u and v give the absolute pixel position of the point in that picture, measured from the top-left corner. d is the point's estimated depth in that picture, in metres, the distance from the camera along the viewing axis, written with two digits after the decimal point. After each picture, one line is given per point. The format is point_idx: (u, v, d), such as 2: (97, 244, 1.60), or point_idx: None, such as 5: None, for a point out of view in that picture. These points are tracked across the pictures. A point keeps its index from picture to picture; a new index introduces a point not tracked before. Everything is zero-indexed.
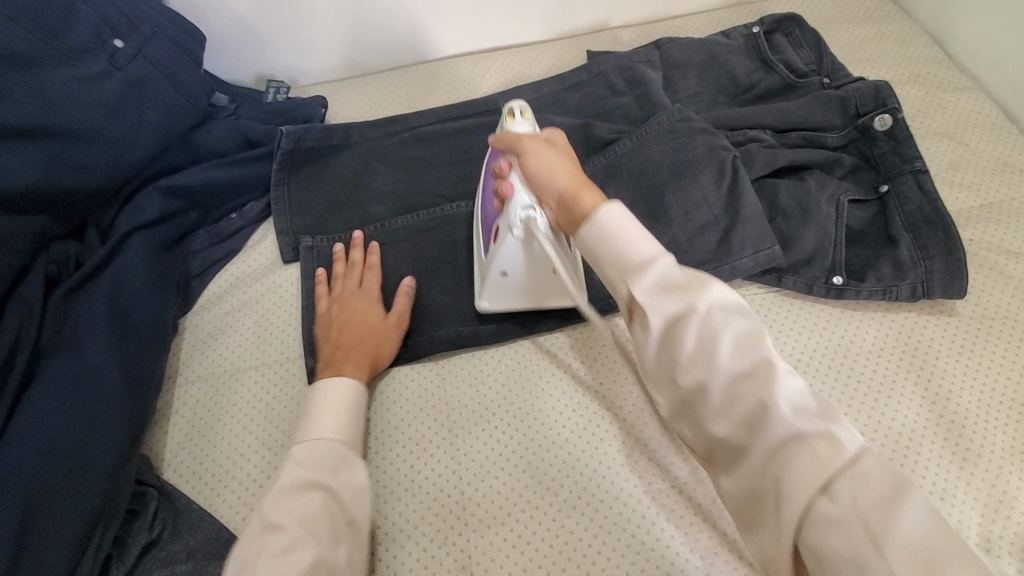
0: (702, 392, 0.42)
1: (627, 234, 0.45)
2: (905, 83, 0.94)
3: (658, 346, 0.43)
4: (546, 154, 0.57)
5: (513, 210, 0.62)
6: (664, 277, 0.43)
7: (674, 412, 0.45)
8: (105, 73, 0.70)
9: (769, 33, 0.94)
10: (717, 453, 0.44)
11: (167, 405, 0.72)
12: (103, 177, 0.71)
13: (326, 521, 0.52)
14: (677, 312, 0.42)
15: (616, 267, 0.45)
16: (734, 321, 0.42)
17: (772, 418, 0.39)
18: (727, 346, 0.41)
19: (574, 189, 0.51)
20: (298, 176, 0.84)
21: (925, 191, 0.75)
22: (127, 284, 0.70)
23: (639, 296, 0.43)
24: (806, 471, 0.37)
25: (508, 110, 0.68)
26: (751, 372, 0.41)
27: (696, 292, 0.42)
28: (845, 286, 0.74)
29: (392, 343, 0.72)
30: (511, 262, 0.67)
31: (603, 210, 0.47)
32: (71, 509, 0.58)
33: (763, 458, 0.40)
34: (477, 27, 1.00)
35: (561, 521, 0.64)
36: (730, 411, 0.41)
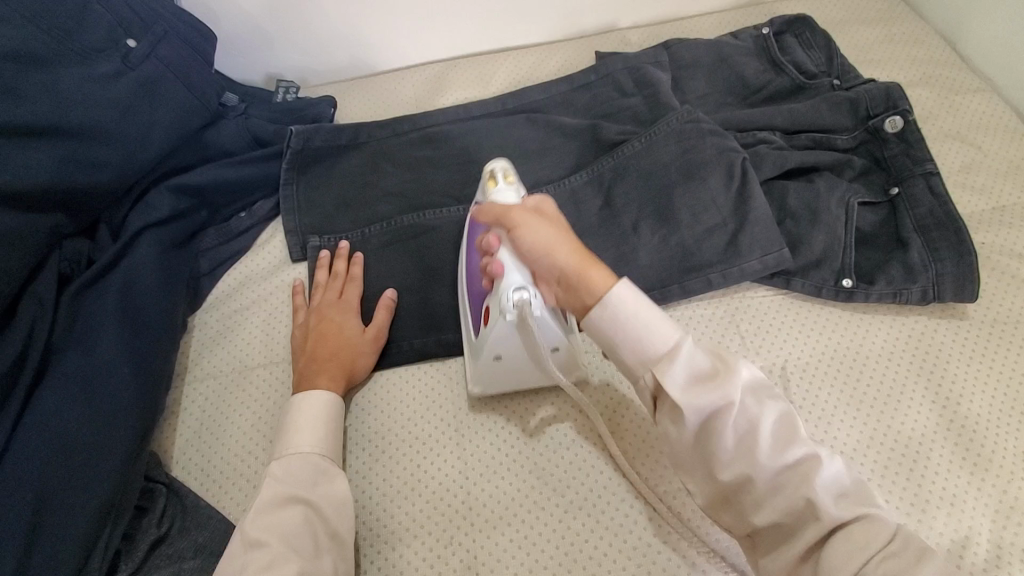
0: (746, 484, 0.47)
1: (648, 322, 0.50)
2: (917, 85, 0.94)
3: (696, 439, 0.48)
4: (539, 228, 0.56)
5: (503, 292, 0.58)
6: (693, 367, 0.48)
7: (714, 502, 0.51)
8: (118, 72, 0.71)
9: (779, 34, 0.94)
10: (761, 535, 0.49)
11: (176, 402, 0.73)
12: (116, 176, 0.71)
13: (306, 536, 0.55)
14: (712, 407, 0.47)
15: (642, 359, 0.50)
16: (767, 408, 0.47)
17: (814, 507, 0.45)
18: (766, 439, 0.46)
19: (575, 266, 0.54)
20: (307, 176, 0.84)
21: (936, 194, 0.75)
22: (138, 282, 0.70)
23: (677, 393, 0.47)
24: (847, 553, 0.44)
25: (489, 173, 0.65)
26: (792, 465, 0.46)
27: (729, 382, 0.47)
28: (855, 289, 0.73)
29: (368, 358, 0.71)
30: (505, 347, 0.62)
31: (613, 291, 0.51)
32: (81, 504, 0.58)
33: (807, 544, 0.46)
34: (486, 29, 1.00)
35: (567, 522, 0.64)
36: (772, 504, 0.47)
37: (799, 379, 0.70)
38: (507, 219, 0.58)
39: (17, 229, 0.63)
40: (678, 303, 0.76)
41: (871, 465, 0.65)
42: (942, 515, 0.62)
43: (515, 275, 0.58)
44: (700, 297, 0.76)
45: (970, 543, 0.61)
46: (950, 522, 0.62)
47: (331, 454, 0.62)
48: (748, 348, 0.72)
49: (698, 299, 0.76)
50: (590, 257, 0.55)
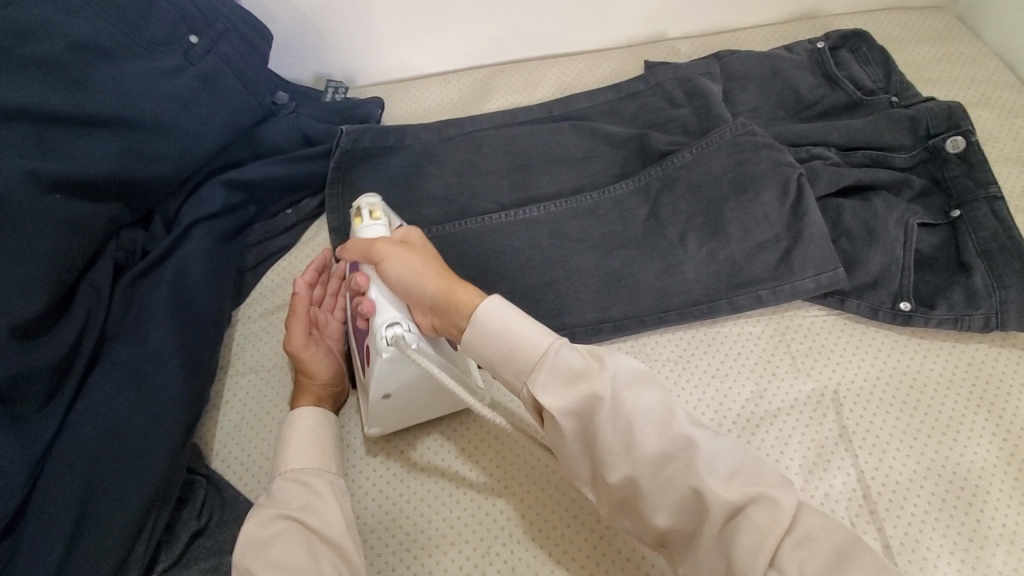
0: (634, 485, 0.49)
1: (520, 330, 0.53)
2: (976, 106, 0.91)
3: (582, 442, 0.51)
4: (404, 257, 0.61)
5: (378, 329, 0.61)
6: (564, 367, 0.51)
7: (619, 511, 0.52)
8: (180, 67, 0.72)
9: (835, 49, 0.92)
10: (677, 537, 0.49)
11: (218, 395, 0.73)
12: (172, 169, 0.73)
13: (296, 552, 0.54)
14: (585, 403, 0.50)
15: (518, 370, 0.53)
16: (642, 399, 0.50)
17: (705, 498, 0.47)
18: (645, 431, 0.49)
19: (443, 290, 0.58)
20: (353, 175, 0.84)
21: (1001, 218, 0.72)
22: (187, 274, 0.71)
23: (546, 397, 0.50)
24: (751, 544, 0.44)
25: (358, 209, 0.68)
26: (676, 455, 0.48)
27: (597, 379, 0.50)
28: (913, 313, 0.71)
29: (314, 357, 0.69)
30: (393, 383, 0.62)
31: (485, 304, 0.55)
32: (128, 491, 0.59)
33: (712, 535, 0.46)
34: (534, 35, 1.00)
35: (608, 540, 0.62)
36: (666, 503, 0.48)
37: (852, 405, 0.67)
38: (374, 254, 0.62)
39: (79, 218, 0.65)
40: (724, 319, 0.75)
41: (927, 498, 0.62)
42: (1003, 554, 0.59)
43: (392, 310, 0.62)
44: (748, 313, 0.75)
45: None
46: (1011, 561, 0.59)
47: (321, 466, 0.62)
48: (800, 369, 0.70)
49: (746, 315, 0.75)
50: (457, 279, 0.59)
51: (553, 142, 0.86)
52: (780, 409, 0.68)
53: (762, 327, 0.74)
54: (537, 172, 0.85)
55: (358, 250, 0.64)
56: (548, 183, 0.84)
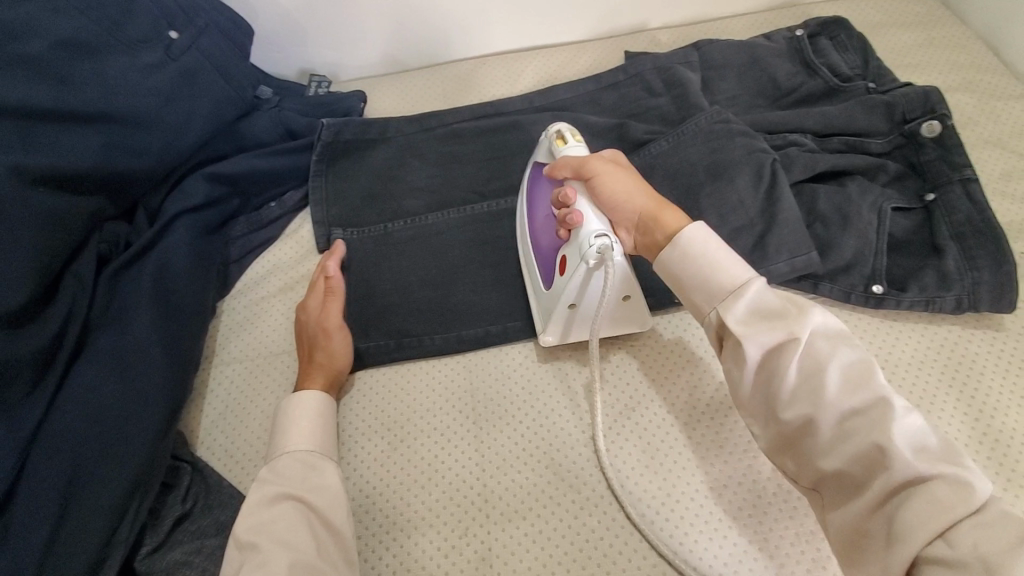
0: (808, 427, 0.49)
1: (718, 260, 0.55)
2: (956, 90, 0.91)
3: (756, 377, 0.52)
4: (618, 174, 0.64)
5: (586, 239, 0.61)
6: (761, 305, 0.52)
7: (778, 448, 0.53)
8: (161, 62, 0.74)
9: (813, 36, 0.92)
10: (827, 487, 0.49)
11: (202, 384, 0.75)
12: (154, 163, 0.74)
13: (299, 529, 0.56)
14: (774, 343, 0.50)
15: (710, 294, 0.55)
16: (839, 352, 0.49)
17: (887, 456, 0.44)
18: (834, 379, 0.48)
19: (653, 210, 0.61)
20: (336, 168, 0.86)
21: (975, 201, 0.72)
22: (171, 265, 0.72)
23: (734, 324, 0.52)
24: (923, 513, 0.42)
25: (558, 133, 0.72)
26: (863, 411, 0.47)
27: (797, 322, 0.50)
28: (885, 296, 0.72)
29: (341, 342, 0.72)
30: (581, 294, 0.65)
31: (686, 230, 0.58)
32: (113, 475, 0.61)
33: (877, 496, 0.45)
34: (517, 27, 1.01)
35: (582, 519, 0.63)
36: (838, 450, 0.47)
37: None
38: (587, 169, 0.65)
39: (62, 211, 0.66)
40: None
41: None
42: None
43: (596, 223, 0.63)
44: None
45: None
46: None
47: (323, 450, 0.63)
48: None
49: None
50: (665, 202, 0.62)
51: (533, 132, 0.87)
52: None
53: None
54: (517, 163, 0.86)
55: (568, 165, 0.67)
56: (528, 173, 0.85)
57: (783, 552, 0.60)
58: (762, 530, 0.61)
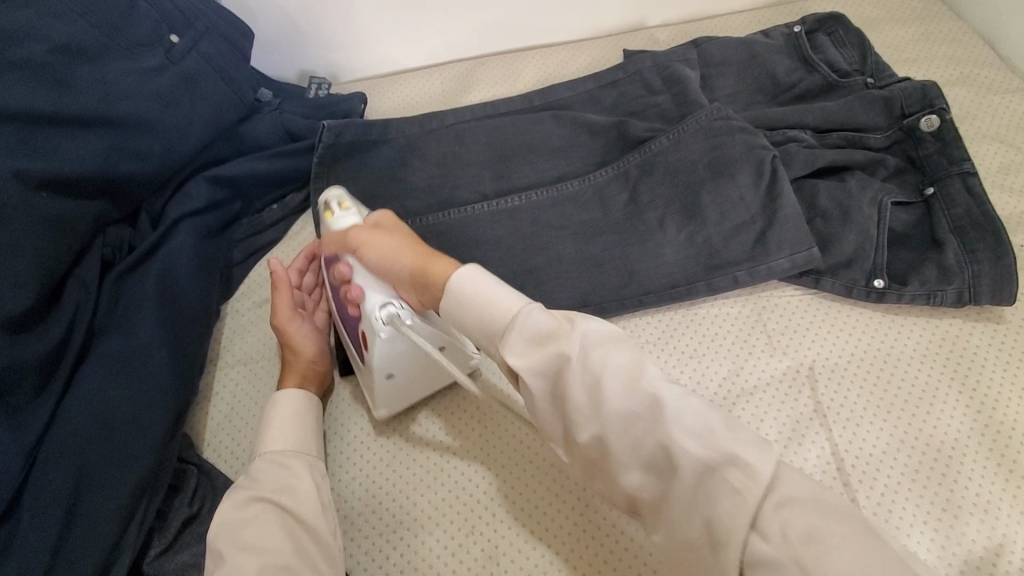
0: (603, 444, 0.48)
1: (486, 299, 0.53)
2: (954, 85, 0.92)
3: (552, 400, 0.50)
4: (377, 240, 0.62)
5: (370, 311, 0.63)
6: (533, 329, 0.50)
7: (590, 469, 0.51)
8: (162, 66, 0.74)
9: (811, 33, 0.92)
10: (644, 501, 0.48)
11: (207, 387, 0.75)
12: (156, 167, 0.74)
13: (273, 531, 0.56)
14: (556, 363, 0.49)
15: (490, 336, 0.52)
16: (611, 360, 0.48)
17: (675, 456, 0.45)
18: (612, 388, 0.47)
19: (419, 264, 0.58)
20: (337, 170, 0.86)
21: (974, 194, 0.73)
22: (173, 269, 0.72)
23: (512, 358, 0.50)
24: (727, 505, 0.42)
25: (325, 204, 0.70)
26: (646, 415, 0.46)
27: (564, 339, 0.49)
28: (887, 290, 0.72)
29: (299, 335, 0.71)
30: (395, 362, 0.65)
31: (456, 273, 0.55)
32: (120, 477, 0.61)
33: (682, 493, 0.45)
34: (515, 28, 1.01)
35: (588, 516, 0.64)
36: (634, 459, 0.47)
37: (827, 380, 0.69)
38: (352, 244, 0.64)
39: (66, 216, 0.66)
40: (702, 301, 0.76)
41: (901, 470, 0.63)
42: (975, 523, 0.60)
43: (378, 292, 0.64)
44: (726, 294, 0.76)
45: (1004, 551, 0.59)
46: (983, 529, 0.60)
47: (299, 448, 0.63)
48: (776, 350, 0.71)
49: (725, 296, 0.76)
50: (431, 253, 0.59)
51: (533, 131, 0.88)
52: (758, 386, 0.69)
53: (740, 308, 0.75)
54: (518, 163, 0.86)
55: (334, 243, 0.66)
56: (529, 172, 0.85)
57: None
58: None
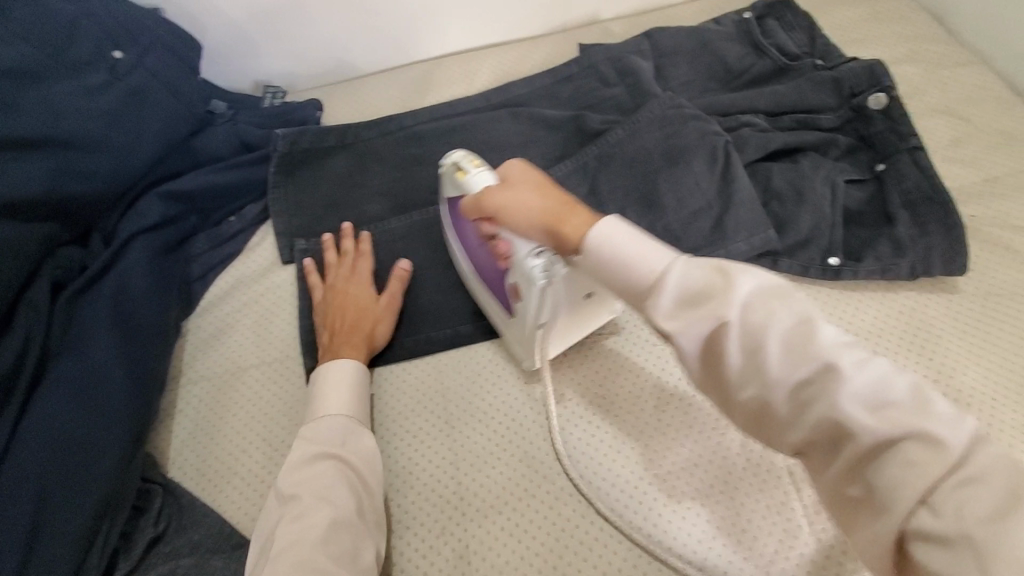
0: (765, 407, 0.40)
1: (636, 250, 0.46)
2: (904, 62, 0.93)
3: (704, 361, 0.42)
4: (520, 194, 0.58)
5: (523, 263, 0.57)
6: (682, 287, 0.42)
7: (747, 427, 0.43)
8: (108, 83, 0.73)
9: (761, 18, 0.94)
10: (808, 457, 0.41)
11: (171, 405, 0.74)
12: (105, 185, 0.73)
13: (341, 486, 0.58)
14: (710, 327, 0.41)
15: (637, 292, 0.45)
16: (777, 317, 0.40)
17: (847, 427, 0.36)
18: (774, 349, 0.39)
19: (566, 215, 0.53)
20: (295, 177, 0.85)
21: (922, 167, 0.74)
22: (129, 286, 0.72)
23: (664, 321, 0.43)
24: (899, 479, 0.34)
25: (455, 165, 0.66)
26: (816, 381, 0.38)
27: (722, 298, 0.40)
28: (842, 267, 0.73)
29: (388, 326, 0.73)
30: (551, 313, 0.61)
31: (595, 230, 0.49)
32: (80, 501, 0.60)
33: (848, 463, 0.37)
34: (470, 27, 1.01)
35: (556, 509, 0.63)
36: (798, 422, 0.39)
37: None
38: (487, 202, 0.60)
39: (12, 239, 0.65)
40: None
41: None
42: None
43: (524, 245, 0.58)
44: None
45: None
46: None
47: (358, 415, 0.65)
48: None
49: None
50: (572, 206, 0.54)
51: (491, 129, 0.88)
52: None
53: None
54: (478, 161, 0.86)
55: (470, 208, 0.62)
56: (489, 169, 0.85)
57: (756, 526, 0.61)
58: (734, 505, 0.62)
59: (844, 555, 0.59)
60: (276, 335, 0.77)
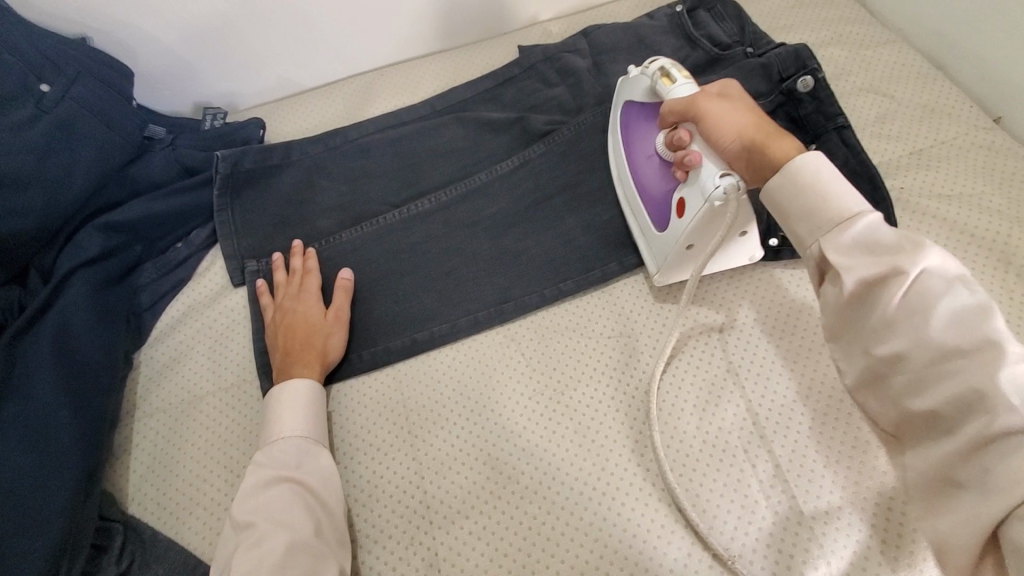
0: (899, 359, 0.48)
1: (832, 193, 0.52)
2: (831, 45, 0.96)
3: (857, 302, 0.50)
4: (733, 113, 0.62)
5: (709, 177, 0.62)
6: (869, 237, 0.50)
7: (860, 383, 0.52)
8: (34, 117, 0.71)
9: (692, 10, 0.95)
10: (910, 423, 0.48)
11: (126, 441, 0.72)
12: (39, 221, 0.72)
13: (297, 509, 0.58)
14: (878, 271, 0.48)
15: (816, 228, 0.53)
16: (954, 290, 0.46)
17: (984, 399, 0.43)
18: (943, 314, 0.46)
19: (768, 141, 0.58)
20: (241, 199, 0.84)
21: (849, 146, 0.78)
22: (70, 323, 0.70)
23: (837, 257, 0.51)
24: (1013, 464, 0.41)
25: (665, 72, 0.69)
26: (969, 352, 0.44)
27: (905, 256, 0.47)
28: (781, 248, 0.75)
29: (341, 339, 0.73)
30: (699, 236, 0.67)
31: (801, 158, 0.54)
32: (33, 547, 0.58)
33: (970, 438, 0.43)
34: (410, 34, 1.01)
35: (523, 508, 0.64)
36: (932, 386, 0.46)
37: (737, 339, 0.72)
38: (697, 110, 0.63)
39: None
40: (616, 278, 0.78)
41: (811, 414, 0.66)
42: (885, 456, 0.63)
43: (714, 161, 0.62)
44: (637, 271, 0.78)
45: None
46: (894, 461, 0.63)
47: (315, 434, 0.65)
48: (687, 318, 0.74)
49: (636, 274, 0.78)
50: (776, 133, 0.59)
51: (435, 137, 0.88)
52: (676, 354, 0.71)
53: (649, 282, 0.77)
54: (425, 168, 0.86)
55: (675, 108, 0.65)
56: (437, 176, 0.86)
57: (715, 506, 0.63)
58: (692, 489, 0.64)
59: (801, 525, 0.61)
60: (229, 359, 0.76)
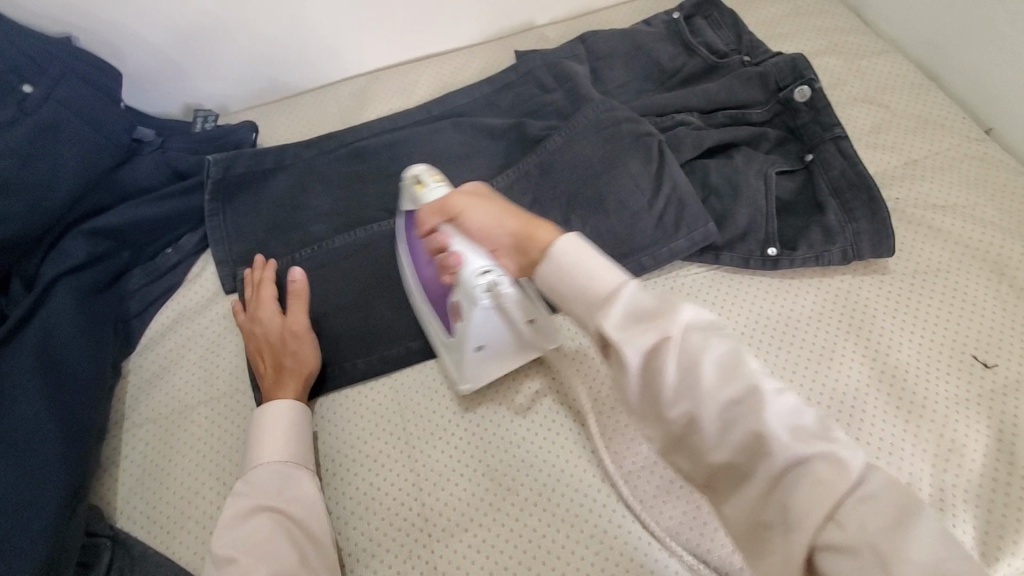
0: (692, 424, 0.42)
1: (591, 265, 0.49)
2: (826, 55, 0.97)
3: (641, 378, 0.44)
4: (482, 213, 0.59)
5: (470, 279, 0.58)
6: (634, 306, 0.46)
7: (665, 446, 0.45)
8: (15, 119, 0.69)
9: (689, 18, 0.96)
10: (716, 480, 0.43)
11: (115, 452, 0.70)
12: (21, 226, 0.70)
13: (280, 540, 0.57)
14: (652, 343, 0.43)
15: (590, 304, 0.48)
16: (711, 343, 0.44)
17: (767, 444, 0.40)
18: (709, 369, 0.43)
19: (526, 229, 0.56)
20: (234, 204, 0.82)
21: (847, 156, 0.78)
22: (55, 333, 0.68)
23: (611, 328, 0.44)
24: (812, 496, 0.38)
25: (416, 178, 0.64)
26: (739, 400, 0.42)
27: (667, 321, 0.44)
28: (780, 256, 0.76)
29: (309, 348, 0.71)
30: (488, 334, 0.64)
31: (558, 242, 0.51)
32: (17, 565, 0.57)
33: (762, 484, 0.40)
34: (404, 38, 1.00)
35: (523, 520, 0.63)
36: (725, 443, 0.42)
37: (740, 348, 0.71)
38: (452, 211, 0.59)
39: None
40: None
41: None
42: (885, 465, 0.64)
43: (477, 261, 0.58)
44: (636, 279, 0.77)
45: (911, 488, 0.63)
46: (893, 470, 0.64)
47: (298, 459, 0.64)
48: None
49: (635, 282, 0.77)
50: (535, 220, 0.57)
51: (431, 142, 0.86)
52: None
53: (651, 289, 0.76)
54: None
55: (433, 209, 0.60)
56: None
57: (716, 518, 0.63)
58: (690, 502, 0.63)
59: None
60: (223, 368, 0.75)
